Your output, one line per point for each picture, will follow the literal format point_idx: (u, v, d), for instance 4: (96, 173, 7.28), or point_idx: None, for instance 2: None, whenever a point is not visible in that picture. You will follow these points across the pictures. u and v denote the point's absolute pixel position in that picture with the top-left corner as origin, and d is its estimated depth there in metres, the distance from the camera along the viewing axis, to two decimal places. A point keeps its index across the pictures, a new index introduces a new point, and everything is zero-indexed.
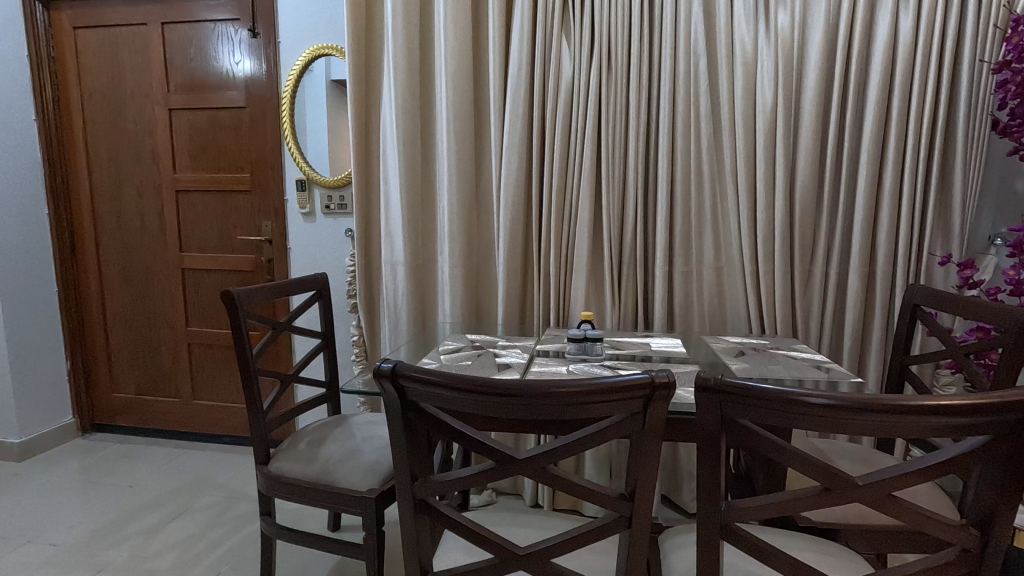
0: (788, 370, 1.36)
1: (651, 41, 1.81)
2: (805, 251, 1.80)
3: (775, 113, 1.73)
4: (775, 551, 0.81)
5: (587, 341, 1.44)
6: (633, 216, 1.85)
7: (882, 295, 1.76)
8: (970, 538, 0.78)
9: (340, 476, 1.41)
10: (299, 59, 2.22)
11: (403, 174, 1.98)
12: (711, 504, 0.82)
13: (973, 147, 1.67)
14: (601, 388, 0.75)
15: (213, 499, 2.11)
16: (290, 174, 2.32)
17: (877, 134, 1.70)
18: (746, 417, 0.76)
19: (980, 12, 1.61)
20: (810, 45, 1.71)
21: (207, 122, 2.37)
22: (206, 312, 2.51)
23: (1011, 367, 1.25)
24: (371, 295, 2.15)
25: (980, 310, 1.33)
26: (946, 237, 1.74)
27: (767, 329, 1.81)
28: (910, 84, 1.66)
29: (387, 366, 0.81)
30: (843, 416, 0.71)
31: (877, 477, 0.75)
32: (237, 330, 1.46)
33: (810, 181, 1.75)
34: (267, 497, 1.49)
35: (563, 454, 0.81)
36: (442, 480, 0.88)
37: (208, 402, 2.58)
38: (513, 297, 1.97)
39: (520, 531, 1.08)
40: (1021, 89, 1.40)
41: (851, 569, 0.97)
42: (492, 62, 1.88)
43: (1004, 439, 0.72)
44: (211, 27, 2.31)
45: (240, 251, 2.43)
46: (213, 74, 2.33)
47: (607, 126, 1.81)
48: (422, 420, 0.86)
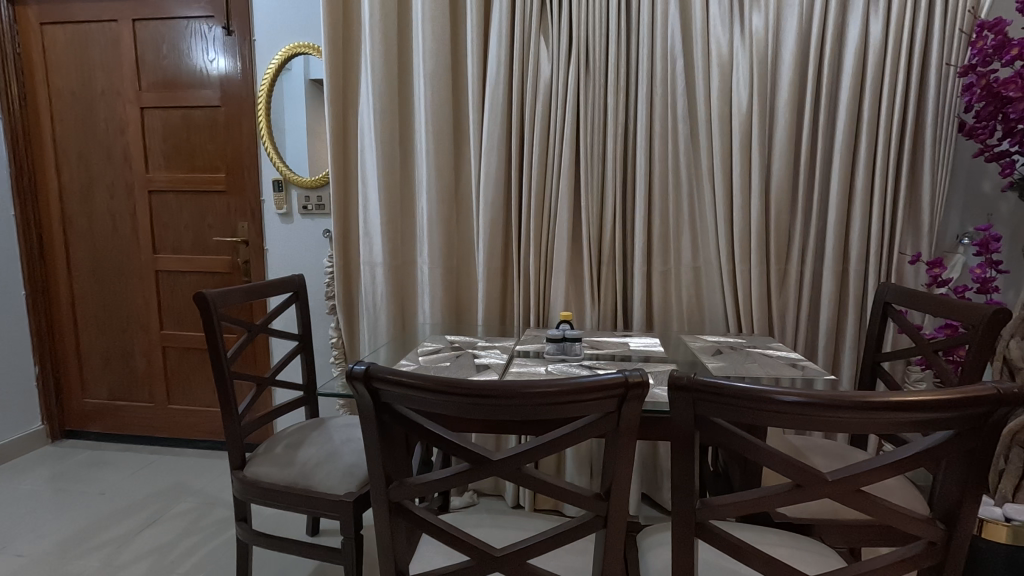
0: (764, 368, 1.38)
1: (629, 42, 1.82)
2: (780, 250, 1.82)
3: (750, 115, 1.76)
4: (748, 548, 0.82)
5: (566, 341, 1.44)
6: (612, 216, 1.85)
7: (855, 293, 1.80)
8: (935, 531, 0.80)
9: (317, 480, 1.39)
10: (275, 57, 2.19)
11: (381, 174, 1.96)
12: (686, 503, 0.82)
13: (941, 149, 1.71)
14: (575, 388, 0.75)
15: (188, 505, 2.06)
16: (266, 174, 2.29)
17: (848, 136, 1.73)
18: (719, 415, 0.76)
19: (946, 17, 1.65)
20: (784, 48, 1.74)
21: (181, 121, 2.32)
22: (181, 315, 2.46)
23: (978, 362, 1.28)
24: (349, 295, 2.13)
25: (949, 307, 1.36)
26: (915, 237, 1.78)
27: (744, 328, 1.83)
28: (880, 86, 1.70)
29: (360, 368, 0.80)
30: (812, 413, 0.72)
31: (846, 472, 0.76)
32: (211, 333, 1.43)
33: (785, 181, 1.78)
34: (242, 503, 1.46)
35: (539, 454, 0.81)
36: (417, 483, 0.87)
37: (184, 406, 2.53)
38: (493, 297, 1.97)
39: (498, 533, 1.08)
40: (986, 92, 1.44)
41: (824, 564, 0.99)
42: (471, 62, 1.87)
43: (966, 434, 0.74)
44: (184, 24, 2.27)
45: (215, 252, 2.38)
46: (186, 72, 2.29)
47: (585, 127, 1.82)
48: (396, 422, 0.86)
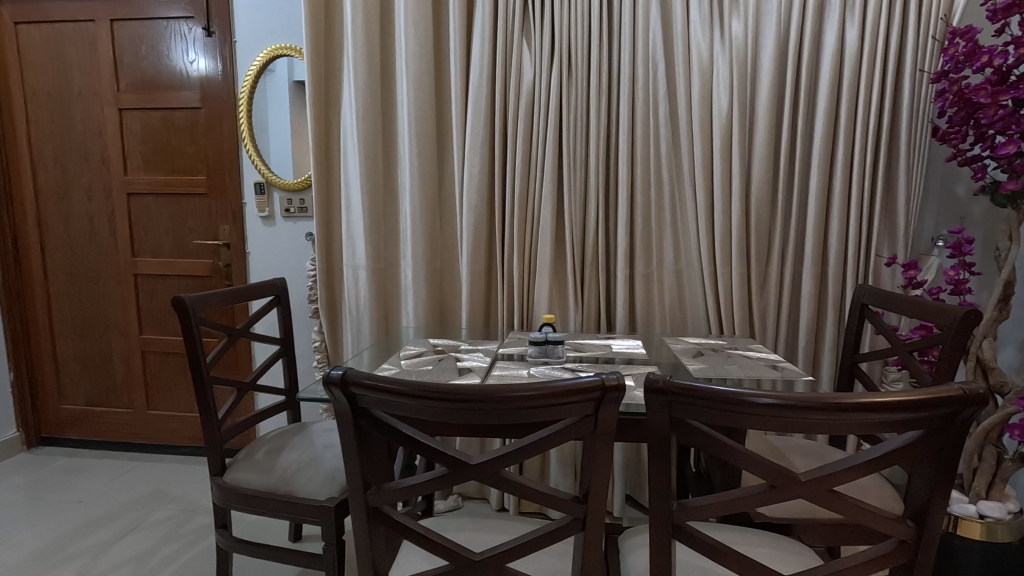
0: (743, 370, 1.39)
1: (611, 45, 1.83)
2: (761, 252, 1.84)
3: (730, 119, 1.78)
4: (724, 549, 0.83)
5: (549, 344, 1.45)
6: (594, 219, 1.86)
7: (834, 295, 1.82)
8: (906, 530, 0.81)
9: (299, 485, 1.38)
10: (257, 59, 2.18)
11: (364, 178, 1.96)
12: (663, 504, 0.83)
13: (915, 153, 1.74)
14: (552, 391, 0.75)
15: (168, 513, 2.03)
16: (248, 177, 2.26)
17: (826, 140, 1.76)
18: (694, 417, 0.77)
19: (920, 25, 1.68)
20: (763, 52, 1.76)
21: (160, 123, 2.29)
22: (161, 319, 2.42)
23: (950, 362, 1.30)
24: (332, 299, 2.11)
25: (923, 309, 1.39)
26: (892, 239, 1.81)
27: (725, 329, 1.85)
28: (856, 91, 1.73)
29: (337, 373, 0.80)
30: (785, 415, 0.73)
31: (819, 473, 0.77)
32: (190, 338, 1.42)
33: (765, 184, 1.80)
34: (222, 510, 1.44)
35: (517, 458, 0.81)
36: (396, 488, 0.87)
37: (164, 412, 2.49)
38: (477, 299, 1.96)
39: (480, 536, 1.07)
40: (958, 98, 1.47)
41: (801, 563, 1.00)
42: (453, 64, 1.87)
43: (935, 434, 0.75)
44: (164, 25, 2.24)
45: (196, 255, 2.35)
46: (166, 74, 2.26)
47: (568, 130, 1.83)
48: (374, 427, 0.86)
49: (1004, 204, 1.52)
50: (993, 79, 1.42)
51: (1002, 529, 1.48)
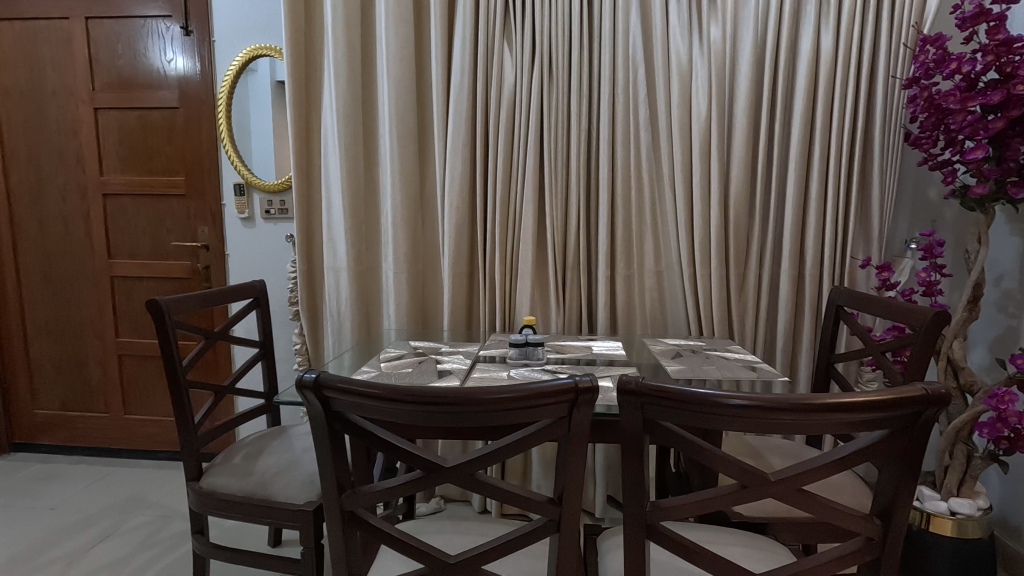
0: (721, 371, 1.41)
1: (591, 49, 1.84)
2: (739, 255, 1.87)
3: (709, 122, 1.80)
4: (696, 548, 0.84)
5: (529, 345, 1.45)
6: (576, 221, 1.87)
7: (810, 296, 1.85)
8: (873, 528, 0.83)
9: (277, 490, 1.37)
10: (237, 59, 2.15)
11: (345, 180, 1.94)
12: (637, 505, 0.84)
13: (889, 157, 1.78)
14: (526, 394, 0.75)
15: (144, 519, 2.00)
16: (227, 178, 2.24)
17: (803, 145, 1.78)
18: (667, 419, 0.78)
19: (892, 31, 1.72)
20: (741, 57, 1.79)
21: (138, 122, 2.26)
22: (137, 321, 2.39)
23: (920, 362, 1.33)
24: (313, 301, 2.10)
25: (894, 310, 1.42)
26: (866, 242, 1.84)
27: (704, 330, 1.87)
28: (831, 97, 1.76)
29: (310, 377, 0.80)
30: (755, 415, 0.74)
31: (788, 473, 0.78)
32: (166, 340, 1.39)
33: (743, 188, 1.83)
34: (199, 515, 1.42)
35: (491, 460, 0.82)
36: (371, 491, 0.87)
37: (142, 416, 2.45)
38: (459, 302, 1.96)
39: (458, 539, 1.07)
40: (928, 104, 1.50)
41: (775, 561, 1.01)
42: (435, 66, 1.87)
43: (898, 433, 0.77)
44: (141, 23, 2.21)
45: (174, 257, 2.32)
46: (144, 73, 2.23)
47: (549, 134, 1.84)
48: (349, 431, 0.85)
49: (973, 208, 1.56)
50: (963, 85, 1.45)
51: (972, 525, 1.52)
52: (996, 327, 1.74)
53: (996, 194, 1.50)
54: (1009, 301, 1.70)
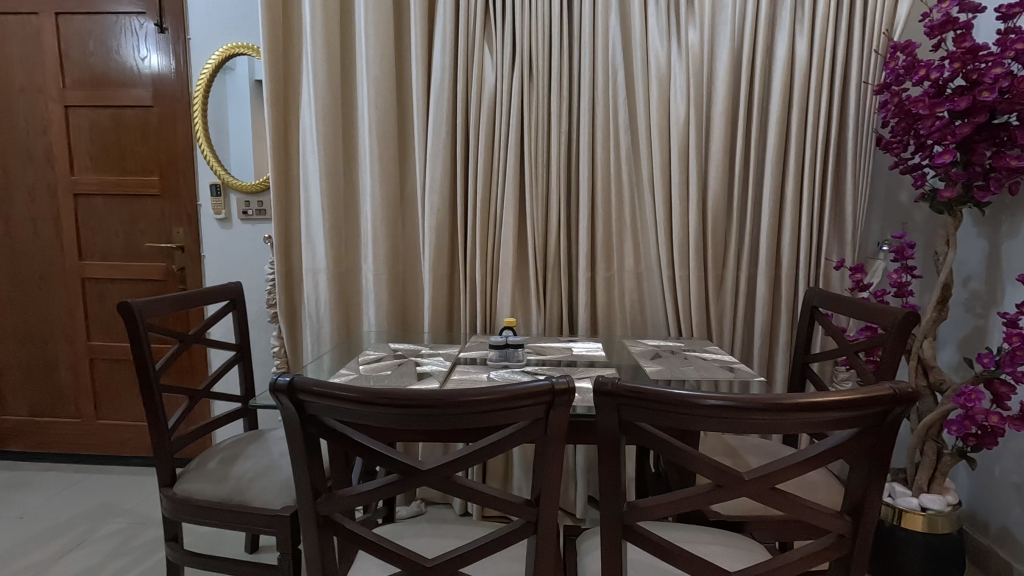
0: (699, 371, 1.43)
1: (571, 51, 1.85)
2: (717, 256, 1.89)
3: (687, 125, 1.82)
4: (672, 548, 0.85)
5: (509, 347, 1.46)
6: (556, 223, 1.88)
7: (787, 297, 1.88)
8: (844, 524, 0.84)
9: (253, 495, 1.34)
10: (212, 57, 2.12)
11: (324, 180, 1.92)
12: (614, 506, 0.84)
13: (862, 160, 1.81)
14: (503, 395, 0.75)
15: (116, 526, 1.95)
16: (203, 178, 2.21)
17: (779, 148, 1.81)
18: (642, 420, 0.79)
19: (865, 37, 1.76)
20: (718, 61, 1.81)
21: (110, 121, 2.21)
22: (110, 324, 2.33)
23: (891, 361, 1.36)
24: (292, 303, 2.07)
25: (867, 311, 1.45)
26: (841, 244, 1.88)
27: (683, 331, 1.89)
28: (806, 101, 1.79)
29: (284, 380, 0.79)
30: (730, 415, 0.75)
31: (761, 472, 0.79)
32: (138, 344, 1.36)
33: (721, 191, 1.85)
34: (172, 522, 1.39)
35: (468, 463, 0.81)
36: (347, 495, 0.86)
37: (114, 421, 2.39)
38: (440, 304, 1.95)
39: (437, 542, 1.07)
40: (898, 109, 1.54)
41: (751, 559, 1.02)
42: (415, 67, 1.86)
43: (867, 431, 0.79)
44: (114, 20, 2.16)
45: (149, 258, 2.27)
46: (117, 70, 2.18)
47: (529, 136, 1.84)
48: (324, 434, 0.84)
49: (942, 211, 1.59)
50: (931, 92, 1.49)
51: (942, 520, 1.56)
52: (964, 327, 1.79)
53: (963, 198, 1.54)
54: (976, 302, 1.75)
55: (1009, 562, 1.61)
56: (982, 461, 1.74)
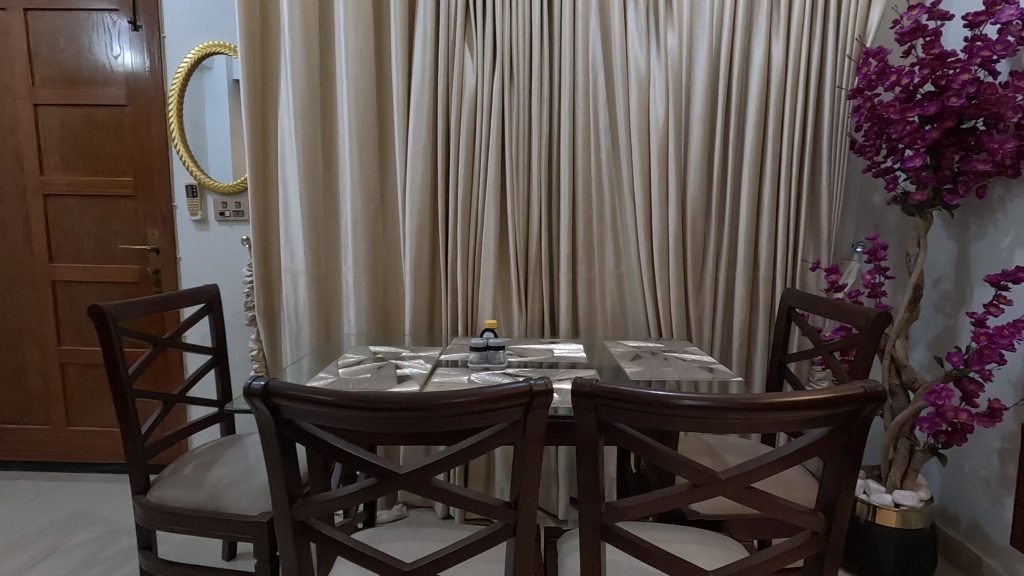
0: (678, 372, 1.44)
1: (552, 55, 1.86)
2: (696, 258, 1.91)
3: (666, 128, 1.84)
4: (650, 548, 0.85)
5: (490, 349, 1.45)
6: (537, 225, 1.89)
7: (765, 298, 1.91)
8: (818, 521, 0.86)
9: (230, 501, 1.32)
10: (188, 56, 2.09)
11: (303, 182, 1.90)
12: (592, 507, 0.85)
13: (837, 164, 1.85)
14: (481, 398, 0.75)
15: (89, 535, 1.90)
16: (179, 179, 2.17)
17: (756, 151, 1.84)
18: (620, 420, 0.79)
19: (838, 44, 1.79)
20: (696, 65, 1.83)
21: (82, 120, 2.16)
22: (83, 328, 2.28)
23: (865, 360, 1.39)
24: (270, 306, 2.04)
25: (842, 311, 1.48)
26: (816, 245, 1.91)
27: (664, 332, 1.90)
28: (782, 106, 1.83)
29: (259, 384, 0.78)
30: (706, 416, 0.75)
31: (737, 471, 0.80)
32: (110, 348, 1.33)
33: (699, 194, 1.87)
34: (146, 530, 1.36)
35: (446, 466, 0.81)
36: (324, 500, 0.85)
37: (87, 427, 2.33)
38: (421, 306, 1.94)
39: (417, 545, 1.06)
40: (870, 114, 1.57)
41: (729, 558, 1.03)
42: (395, 68, 1.85)
43: (840, 430, 0.80)
44: (86, 16, 2.12)
45: (123, 261, 2.22)
46: (89, 68, 2.13)
47: (510, 138, 1.85)
48: (300, 439, 0.83)
49: (913, 213, 1.63)
50: (902, 97, 1.52)
51: (915, 516, 1.60)
52: (936, 327, 1.83)
53: (933, 201, 1.57)
54: (946, 302, 1.79)
55: (979, 556, 1.65)
56: (953, 458, 1.78)
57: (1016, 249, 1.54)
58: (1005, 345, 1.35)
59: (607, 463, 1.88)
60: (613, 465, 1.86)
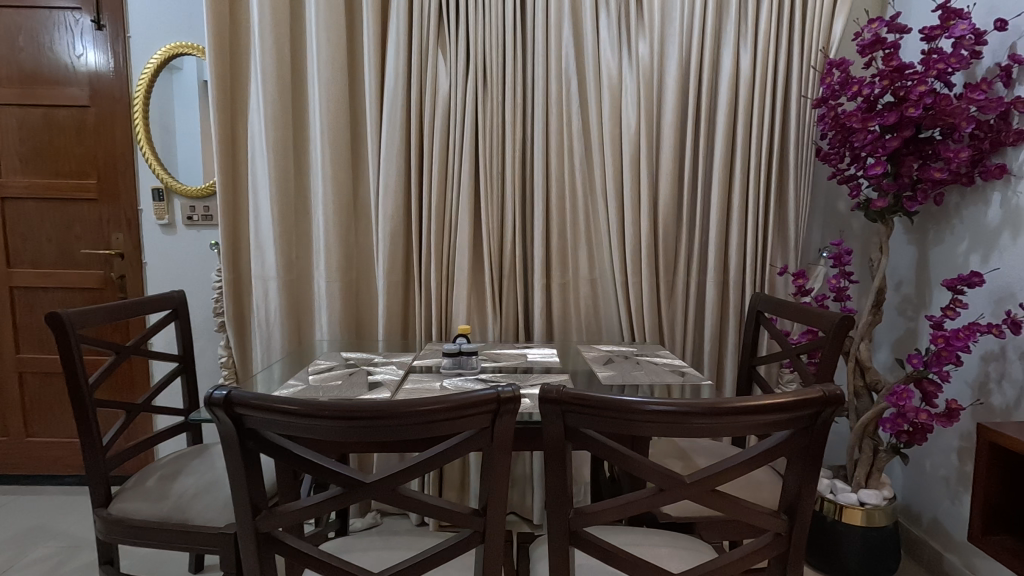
0: (649, 376, 1.45)
1: (525, 62, 1.88)
2: (668, 263, 1.94)
3: (638, 135, 1.86)
4: (618, 552, 0.86)
5: (463, 354, 1.44)
6: (511, 230, 1.89)
7: (734, 302, 1.94)
8: (781, 523, 0.87)
9: (195, 512, 1.29)
10: (155, 56, 2.04)
11: (273, 185, 1.88)
12: (561, 513, 0.85)
13: (803, 170, 1.89)
14: (448, 405, 0.75)
15: (48, 550, 1.84)
16: (144, 182, 2.11)
17: (725, 158, 1.88)
18: (587, 426, 0.80)
19: (803, 55, 1.84)
20: (667, 73, 1.86)
21: (42, 121, 2.10)
22: (43, 336, 2.20)
23: (829, 362, 1.42)
24: (240, 312, 2.00)
25: (808, 314, 1.51)
26: (784, 250, 1.96)
27: (636, 336, 1.92)
28: (749, 115, 1.87)
29: (220, 394, 0.76)
30: (672, 420, 0.76)
31: (702, 474, 0.81)
32: (69, 356, 1.29)
33: (671, 200, 1.90)
34: (107, 545, 1.31)
35: (414, 474, 0.80)
36: (289, 511, 0.83)
37: (47, 438, 2.25)
38: (394, 312, 1.93)
39: (386, 554, 1.05)
40: (834, 123, 1.61)
41: (697, 559, 1.05)
42: (367, 73, 1.84)
43: (800, 433, 0.82)
44: (47, 15, 2.06)
45: (85, 266, 2.16)
46: (50, 67, 2.07)
47: (483, 143, 1.85)
48: (264, 449, 0.82)
49: (875, 219, 1.67)
50: (863, 107, 1.56)
51: (879, 514, 1.64)
52: (898, 329, 1.89)
53: (894, 207, 1.61)
54: (907, 305, 1.85)
55: (940, 552, 1.70)
56: (914, 457, 1.84)
57: (971, 254, 1.61)
58: (961, 348, 1.40)
59: (581, 467, 1.89)
60: (587, 469, 1.87)
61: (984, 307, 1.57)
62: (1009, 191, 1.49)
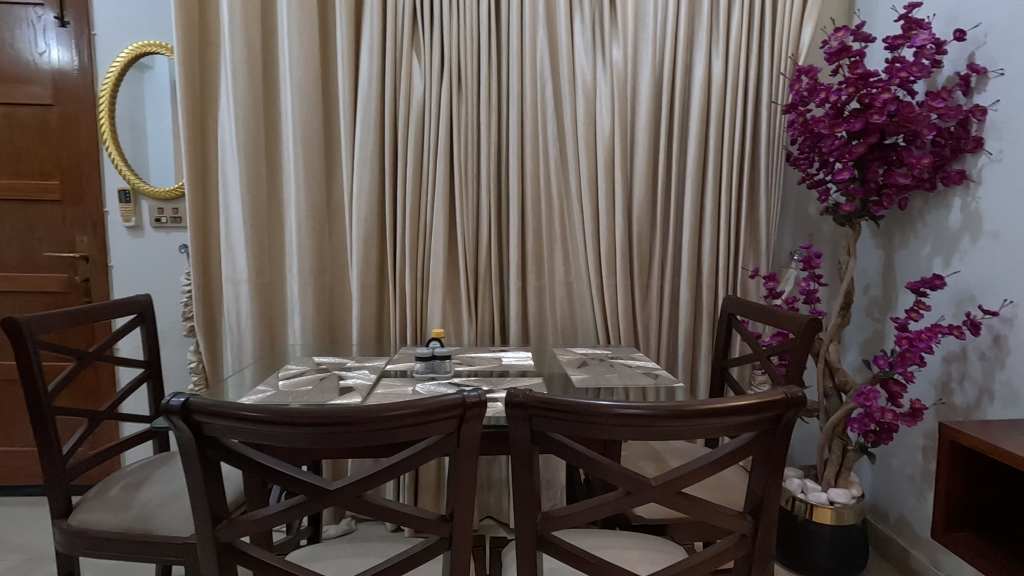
0: (622, 378, 1.46)
1: (500, 65, 1.88)
2: (643, 266, 1.95)
3: (612, 139, 1.87)
4: (586, 556, 0.86)
5: (435, 358, 1.43)
6: (486, 233, 1.89)
7: (708, 303, 1.96)
8: (746, 524, 0.88)
9: (159, 522, 1.25)
10: (121, 55, 1.99)
11: (244, 187, 1.84)
12: (528, 516, 0.84)
13: (774, 174, 1.93)
14: (413, 410, 0.74)
15: (7, 564, 1.77)
16: (111, 183, 2.06)
17: (698, 162, 1.90)
18: (555, 430, 0.79)
19: (772, 62, 1.88)
20: (641, 79, 1.87)
21: (3, 119, 2.03)
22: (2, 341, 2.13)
23: (797, 364, 1.45)
24: (211, 316, 1.96)
25: (778, 316, 1.54)
26: (756, 254, 1.99)
27: (611, 339, 1.92)
28: (721, 120, 1.89)
29: (178, 401, 0.75)
30: (638, 423, 0.77)
31: (668, 477, 0.82)
32: (27, 364, 1.24)
33: (645, 203, 1.91)
34: (66, 557, 1.27)
35: (379, 480, 0.79)
36: (249, 520, 0.81)
37: (7, 448, 2.18)
38: (369, 315, 1.91)
39: (355, 562, 1.03)
40: (802, 128, 1.64)
41: (667, 562, 1.05)
42: (341, 75, 1.82)
43: (764, 435, 0.83)
44: (9, 10, 2.00)
45: (49, 269, 2.09)
46: (11, 64, 2.01)
47: (458, 145, 1.85)
48: (223, 457, 0.80)
49: (844, 224, 1.70)
50: (831, 113, 1.59)
51: (848, 512, 1.67)
52: (865, 331, 1.93)
53: (861, 212, 1.65)
54: (875, 307, 1.89)
55: (906, 549, 1.73)
56: (882, 456, 1.87)
57: (934, 258, 1.65)
58: (924, 348, 1.43)
59: (557, 469, 1.89)
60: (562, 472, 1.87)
61: (945, 309, 1.61)
62: (969, 197, 1.54)
